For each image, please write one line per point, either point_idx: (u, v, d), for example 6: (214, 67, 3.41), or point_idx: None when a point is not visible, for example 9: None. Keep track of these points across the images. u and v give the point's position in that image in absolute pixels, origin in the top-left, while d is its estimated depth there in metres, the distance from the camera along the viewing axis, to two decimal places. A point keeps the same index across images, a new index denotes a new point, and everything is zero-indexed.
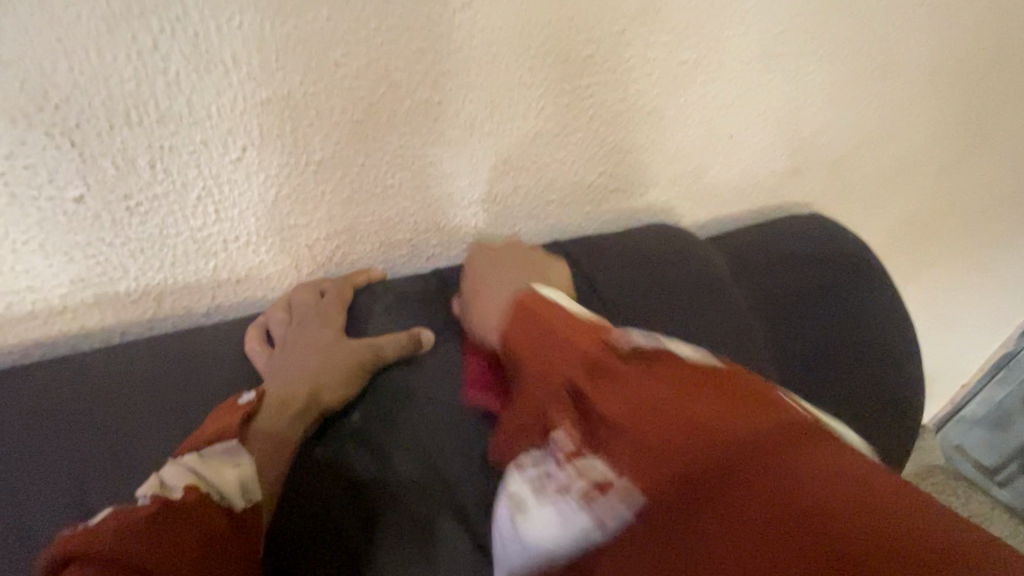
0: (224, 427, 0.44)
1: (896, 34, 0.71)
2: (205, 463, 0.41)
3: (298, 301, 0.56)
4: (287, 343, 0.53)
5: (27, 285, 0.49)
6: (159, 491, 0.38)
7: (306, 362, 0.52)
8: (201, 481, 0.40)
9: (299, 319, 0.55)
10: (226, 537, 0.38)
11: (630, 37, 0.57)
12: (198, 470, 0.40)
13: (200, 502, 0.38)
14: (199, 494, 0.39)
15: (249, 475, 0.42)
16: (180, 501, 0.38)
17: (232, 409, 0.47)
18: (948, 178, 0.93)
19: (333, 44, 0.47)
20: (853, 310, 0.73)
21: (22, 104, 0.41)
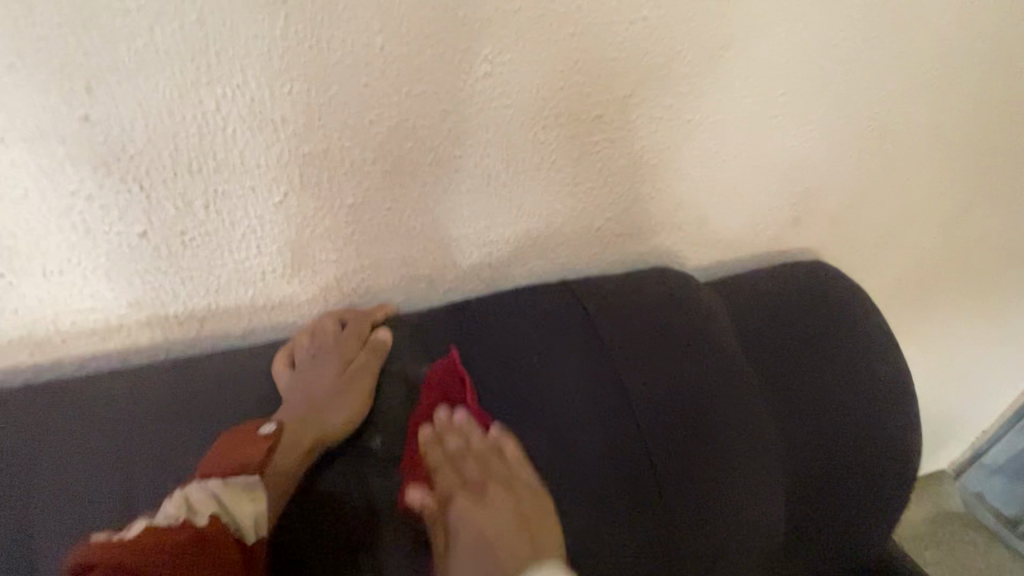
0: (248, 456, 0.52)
1: (896, 97, 0.75)
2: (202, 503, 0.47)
3: (321, 330, 0.63)
4: (305, 367, 0.61)
5: (92, 305, 0.56)
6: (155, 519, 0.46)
7: (313, 385, 0.60)
8: (223, 513, 0.48)
9: (318, 347, 0.62)
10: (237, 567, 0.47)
11: (637, 100, 0.62)
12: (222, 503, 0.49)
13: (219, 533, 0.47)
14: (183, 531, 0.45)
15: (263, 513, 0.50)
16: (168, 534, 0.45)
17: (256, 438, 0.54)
18: (956, 229, 0.95)
19: (368, 107, 0.53)
20: (853, 360, 0.75)
21: (103, 155, 0.48)
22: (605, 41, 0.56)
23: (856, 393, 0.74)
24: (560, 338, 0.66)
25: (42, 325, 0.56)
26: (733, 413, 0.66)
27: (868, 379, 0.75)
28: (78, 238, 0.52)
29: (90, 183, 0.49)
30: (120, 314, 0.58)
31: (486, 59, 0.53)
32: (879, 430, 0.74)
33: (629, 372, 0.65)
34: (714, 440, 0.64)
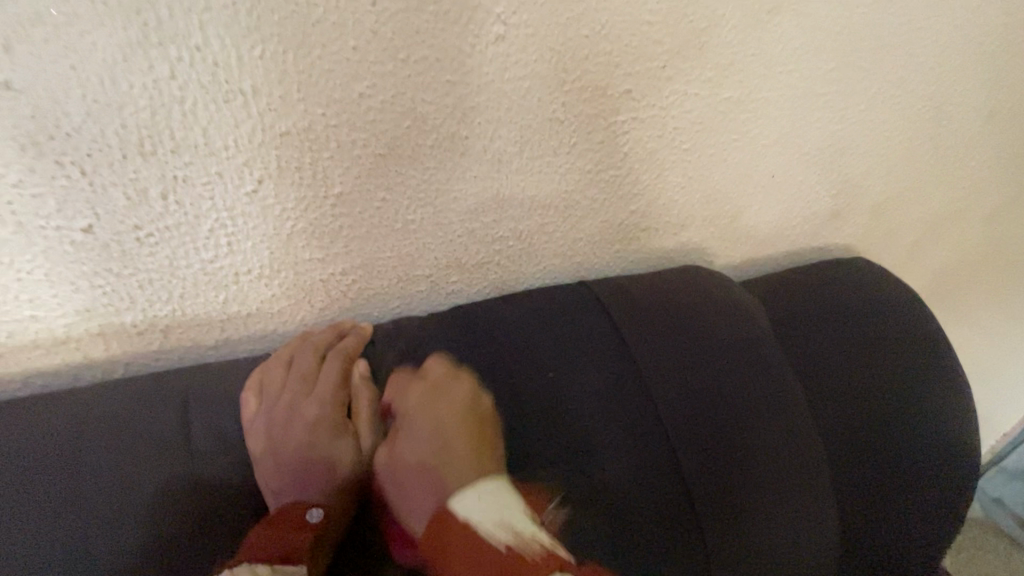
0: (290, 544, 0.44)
1: (952, 75, 0.67)
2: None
3: (297, 360, 0.53)
4: (281, 406, 0.51)
5: (31, 315, 0.47)
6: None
7: (299, 435, 0.51)
8: None
9: (294, 382, 0.52)
10: None
11: (670, 73, 0.53)
12: None
13: None
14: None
15: None
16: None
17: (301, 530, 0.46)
18: (1001, 221, 0.87)
19: (358, 76, 0.44)
20: (909, 369, 0.67)
21: (32, 132, 0.39)
22: (637, 2, 0.48)
23: (913, 407, 0.66)
24: (582, 347, 0.57)
25: None
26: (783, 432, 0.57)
27: (925, 390, 0.67)
28: (8, 234, 0.43)
29: (18, 167, 0.40)
30: (66, 324, 0.49)
31: (499, 20, 0.45)
32: (937, 445, 0.66)
33: (662, 386, 0.56)
34: (762, 464, 0.55)
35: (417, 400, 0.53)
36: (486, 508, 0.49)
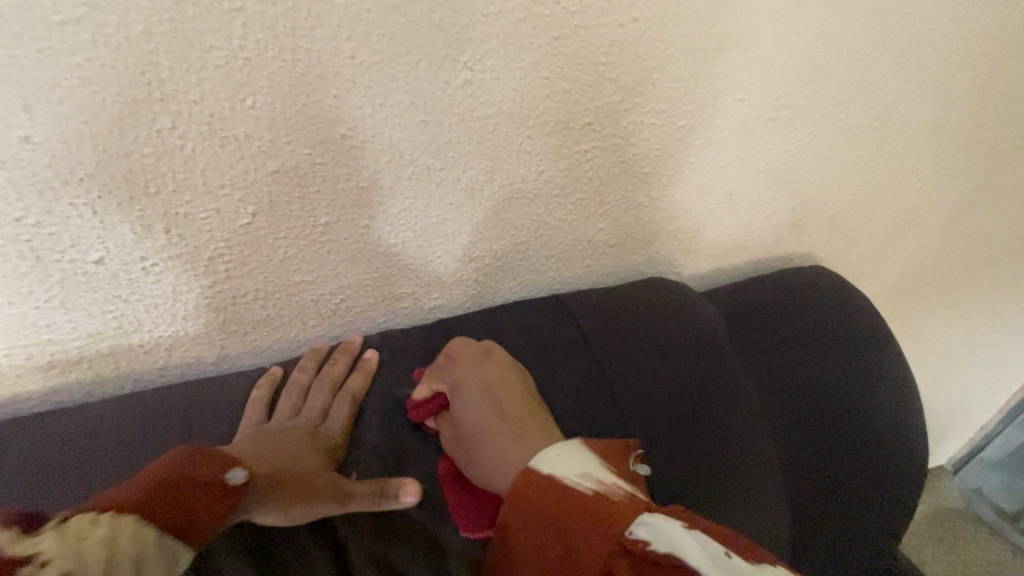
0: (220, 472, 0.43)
1: (896, 96, 0.72)
2: (91, 521, 0.35)
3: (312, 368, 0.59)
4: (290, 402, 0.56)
5: (47, 338, 0.52)
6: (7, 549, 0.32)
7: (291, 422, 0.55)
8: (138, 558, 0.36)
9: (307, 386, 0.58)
10: None
11: (628, 105, 0.58)
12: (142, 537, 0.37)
13: None
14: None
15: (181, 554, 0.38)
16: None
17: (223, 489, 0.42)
18: (957, 226, 0.93)
19: (340, 120, 0.49)
20: (861, 369, 0.72)
21: (49, 179, 0.44)
22: (593, 45, 0.53)
23: (864, 405, 0.71)
24: (552, 357, 0.62)
25: None
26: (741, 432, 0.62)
27: (876, 388, 0.72)
28: (28, 269, 0.47)
29: (37, 210, 0.45)
30: (79, 345, 0.54)
31: (467, 66, 0.50)
32: (887, 440, 0.71)
33: (626, 391, 0.61)
34: (722, 463, 0.60)
35: (492, 374, 0.55)
36: (568, 467, 0.49)
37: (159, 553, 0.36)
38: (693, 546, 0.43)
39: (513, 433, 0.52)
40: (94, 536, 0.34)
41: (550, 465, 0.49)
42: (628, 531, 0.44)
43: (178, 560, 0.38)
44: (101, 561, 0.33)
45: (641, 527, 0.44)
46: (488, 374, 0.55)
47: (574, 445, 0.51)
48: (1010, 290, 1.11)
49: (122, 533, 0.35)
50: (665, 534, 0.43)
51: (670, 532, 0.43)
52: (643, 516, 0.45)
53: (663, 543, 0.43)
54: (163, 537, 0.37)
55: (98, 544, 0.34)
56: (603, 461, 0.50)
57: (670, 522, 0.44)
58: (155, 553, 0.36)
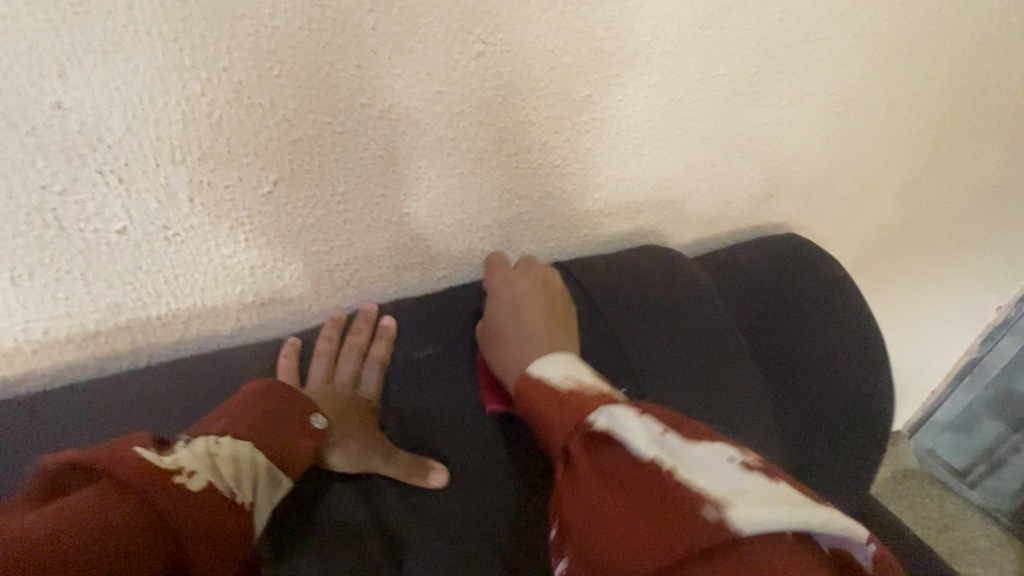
0: (303, 414, 0.49)
1: (855, 75, 0.79)
2: (216, 442, 0.43)
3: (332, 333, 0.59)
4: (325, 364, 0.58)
5: (66, 311, 0.52)
6: (161, 457, 0.39)
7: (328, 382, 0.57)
8: (247, 480, 0.43)
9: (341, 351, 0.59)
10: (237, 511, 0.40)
11: (623, 79, 0.63)
12: (253, 456, 0.45)
13: (218, 507, 0.39)
14: (216, 495, 0.39)
15: (280, 482, 0.46)
16: (202, 492, 0.38)
17: (307, 432, 0.49)
18: (909, 197, 1.02)
19: (361, 90, 0.51)
20: (836, 324, 0.79)
21: (78, 145, 0.44)
22: (592, 21, 0.57)
23: (838, 356, 0.78)
24: None
25: (8, 335, 0.51)
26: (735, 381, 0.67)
27: (849, 341, 0.79)
28: (50, 238, 0.48)
29: (64, 177, 0.45)
30: (97, 319, 0.54)
31: (479, 38, 0.53)
32: (860, 388, 0.78)
33: (631, 347, 0.65)
34: (720, 410, 0.65)
35: (539, 287, 0.62)
36: (552, 368, 0.53)
37: (267, 476, 0.45)
38: (699, 454, 0.41)
39: (535, 327, 0.58)
40: (222, 455, 0.43)
41: (542, 365, 0.53)
42: (584, 419, 0.45)
43: (281, 485, 0.46)
44: (231, 472, 0.42)
45: (598, 413, 0.45)
46: (521, 284, 0.62)
47: (566, 356, 0.54)
48: (955, 257, 1.22)
49: (241, 454, 0.44)
50: (660, 439, 0.42)
51: (661, 436, 0.42)
52: (602, 406, 0.45)
53: (663, 453, 0.41)
54: (271, 462, 0.46)
55: (227, 458, 0.43)
56: (591, 374, 0.52)
57: (639, 417, 0.43)
58: (265, 474, 0.45)
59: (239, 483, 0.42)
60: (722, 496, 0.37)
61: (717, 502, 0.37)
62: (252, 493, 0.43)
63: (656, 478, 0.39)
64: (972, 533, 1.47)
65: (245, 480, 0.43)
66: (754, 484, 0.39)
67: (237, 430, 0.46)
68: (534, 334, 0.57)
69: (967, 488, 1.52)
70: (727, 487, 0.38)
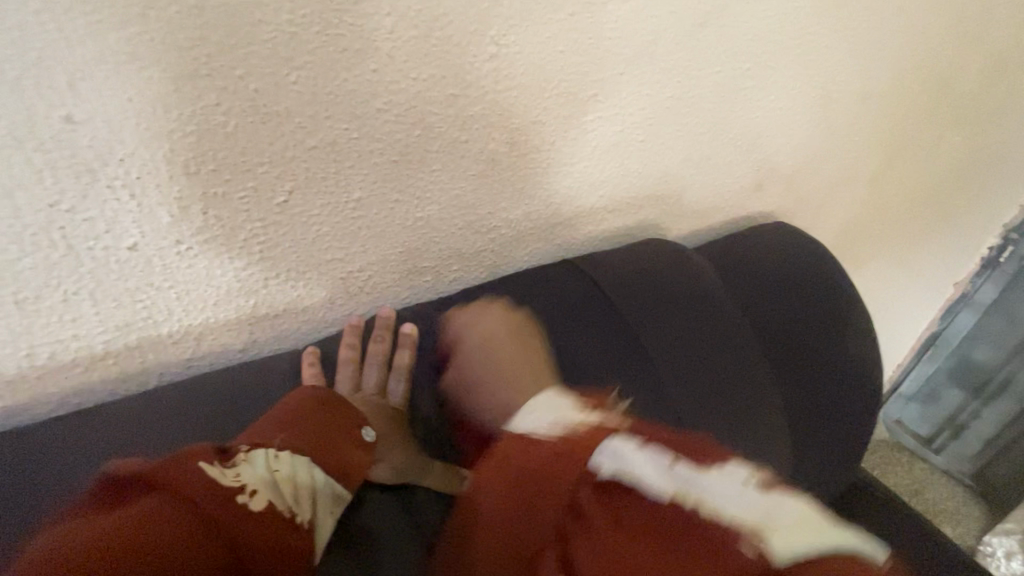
0: (350, 427, 0.52)
1: (836, 68, 0.83)
2: (276, 457, 0.46)
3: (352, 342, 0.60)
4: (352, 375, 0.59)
5: (73, 334, 0.50)
6: (222, 475, 0.42)
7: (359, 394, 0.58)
8: (302, 495, 0.46)
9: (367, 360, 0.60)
10: (288, 528, 0.43)
11: (627, 77, 0.64)
12: (312, 471, 0.47)
13: (273, 522, 0.42)
14: (273, 514, 0.43)
15: (339, 494, 0.49)
16: (259, 513, 0.42)
17: (358, 444, 0.52)
18: (881, 183, 1.08)
19: (377, 94, 0.51)
20: (829, 307, 0.82)
21: (89, 160, 0.42)
22: (599, 20, 0.58)
23: (834, 337, 0.81)
24: (575, 314, 0.66)
25: (11, 362, 0.48)
26: (744, 366, 0.70)
27: (842, 321, 0.83)
28: (58, 257, 0.45)
29: (73, 193, 0.43)
30: (105, 340, 0.52)
31: (492, 41, 0.53)
32: (853, 366, 0.82)
33: (647, 338, 0.66)
34: (732, 395, 0.68)
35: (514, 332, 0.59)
36: (541, 413, 0.51)
37: (326, 490, 0.48)
38: (714, 481, 0.43)
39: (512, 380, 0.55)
40: (282, 472, 0.46)
41: (523, 416, 0.51)
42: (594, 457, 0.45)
43: (340, 500, 0.49)
44: (290, 490, 0.45)
45: (602, 456, 0.45)
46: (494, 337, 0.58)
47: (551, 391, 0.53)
48: (920, 238, 1.29)
49: (299, 466, 0.47)
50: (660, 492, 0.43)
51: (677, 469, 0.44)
52: (604, 443, 0.46)
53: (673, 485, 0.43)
54: (329, 476, 0.48)
55: (287, 475, 0.46)
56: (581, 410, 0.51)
57: (647, 454, 0.45)
58: (324, 489, 0.48)
59: (297, 500, 0.45)
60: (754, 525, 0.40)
61: (753, 534, 0.39)
62: (309, 510, 0.46)
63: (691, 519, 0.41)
64: (942, 497, 1.56)
65: (302, 497, 0.46)
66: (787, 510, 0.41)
67: (294, 442, 0.48)
68: (511, 380, 0.55)
69: (933, 455, 1.61)
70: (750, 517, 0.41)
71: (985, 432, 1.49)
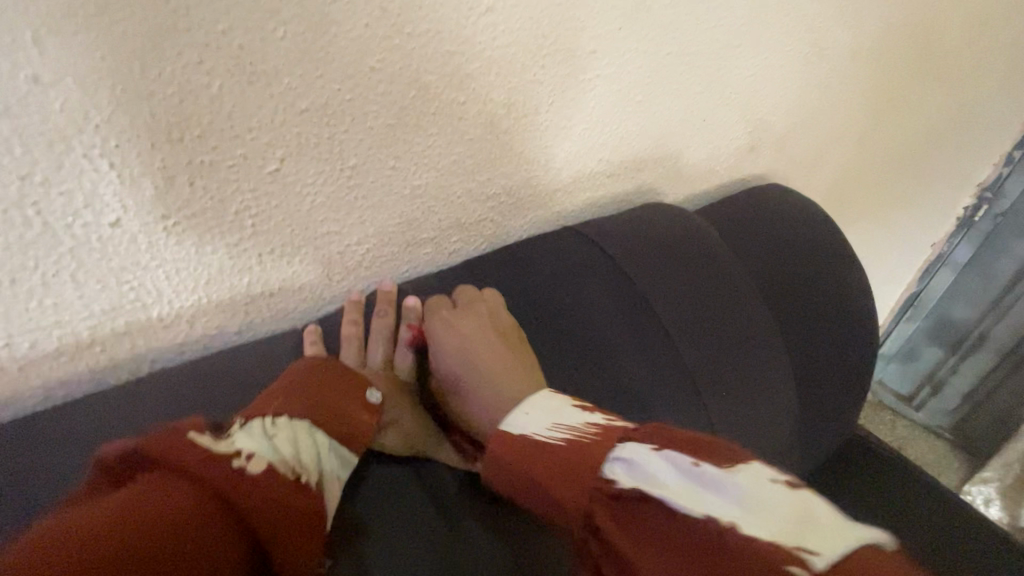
0: (355, 391, 0.50)
1: (828, 23, 0.82)
2: (272, 423, 0.43)
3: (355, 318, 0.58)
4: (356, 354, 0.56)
5: (55, 320, 0.46)
6: (215, 443, 0.38)
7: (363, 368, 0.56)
8: (306, 457, 0.43)
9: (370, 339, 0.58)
10: (297, 490, 0.40)
11: (625, 34, 0.62)
12: (313, 431, 0.45)
13: (279, 481, 0.39)
14: (278, 477, 0.39)
15: (342, 459, 0.46)
16: (262, 474, 0.38)
17: (364, 407, 0.50)
18: (867, 142, 1.09)
19: (370, 51, 0.48)
20: (826, 265, 0.83)
21: (62, 126, 0.39)
22: None
23: (831, 292, 0.82)
24: (581, 281, 0.65)
25: None
26: (749, 324, 0.70)
27: (837, 278, 0.83)
28: (33, 235, 0.42)
29: (45, 164, 0.40)
30: (91, 326, 0.48)
31: None
32: (851, 323, 0.83)
33: (654, 300, 0.65)
34: (739, 355, 0.68)
35: (478, 326, 0.57)
36: (537, 420, 0.48)
37: (330, 454, 0.45)
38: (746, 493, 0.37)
39: (503, 375, 0.55)
40: (281, 436, 0.43)
41: (518, 421, 0.49)
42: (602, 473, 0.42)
43: (345, 464, 0.46)
44: (293, 452, 0.42)
45: (613, 463, 0.42)
46: (458, 322, 0.58)
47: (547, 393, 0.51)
48: (903, 198, 1.31)
49: (300, 428, 0.44)
50: (693, 472, 0.39)
51: (695, 474, 0.39)
52: (614, 452, 0.43)
53: (688, 492, 0.38)
54: (331, 440, 0.46)
55: (286, 439, 0.43)
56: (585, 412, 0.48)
57: (660, 454, 0.41)
58: (328, 452, 0.45)
59: (301, 463, 0.42)
60: (794, 544, 0.34)
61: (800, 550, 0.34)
62: (317, 471, 0.43)
63: (710, 536, 0.36)
64: (926, 452, 1.62)
65: (306, 459, 0.43)
66: (829, 516, 0.36)
67: (294, 408, 0.46)
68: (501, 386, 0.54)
69: (914, 412, 1.67)
70: (785, 528, 0.35)
71: (963, 387, 1.53)
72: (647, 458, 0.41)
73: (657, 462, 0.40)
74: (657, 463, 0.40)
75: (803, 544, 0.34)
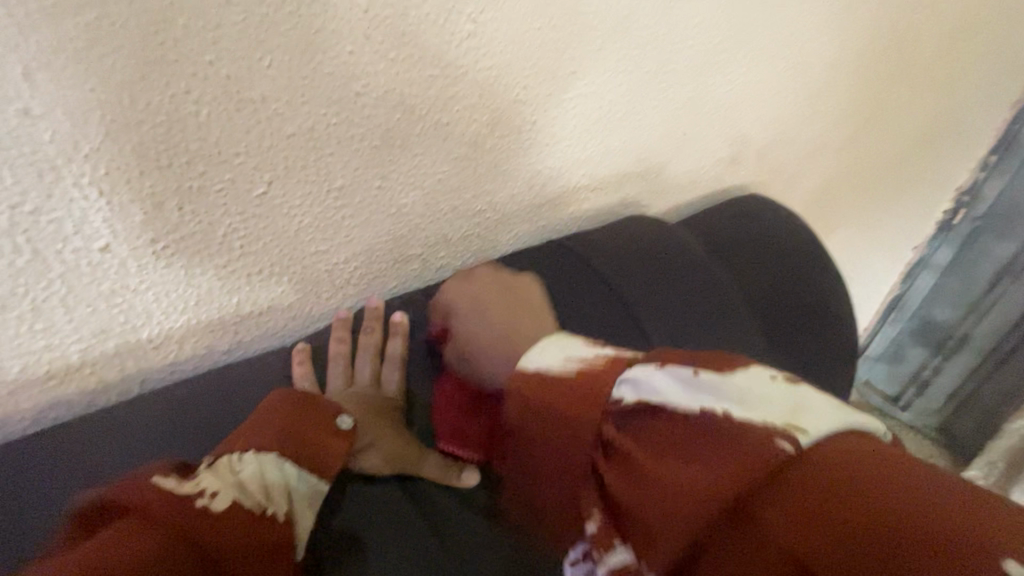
0: (324, 419, 0.49)
1: (803, 39, 0.85)
2: (239, 458, 0.44)
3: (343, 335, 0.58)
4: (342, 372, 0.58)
5: (45, 344, 0.47)
6: (179, 484, 0.39)
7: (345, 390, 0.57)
8: (272, 490, 0.43)
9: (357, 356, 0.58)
10: (260, 525, 0.41)
11: (605, 53, 0.64)
12: (280, 463, 0.45)
13: (242, 519, 0.40)
14: (240, 513, 0.40)
15: (313, 488, 0.46)
16: (222, 513, 0.39)
17: (335, 434, 0.49)
18: (846, 151, 1.12)
19: (354, 77, 0.49)
20: (807, 273, 0.85)
21: (51, 156, 0.40)
22: None
23: (812, 298, 0.84)
24: (566, 293, 0.66)
25: None
26: (730, 333, 0.71)
27: (818, 285, 0.85)
28: (23, 262, 0.42)
29: (35, 193, 0.41)
30: (81, 349, 0.49)
31: (469, 18, 0.53)
32: (831, 330, 0.86)
33: (639, 311, 0.67)
34: None
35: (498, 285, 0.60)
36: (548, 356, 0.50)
37: (300, 483, 0.46)
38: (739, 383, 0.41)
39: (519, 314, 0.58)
40: (246, 472, 0.43)
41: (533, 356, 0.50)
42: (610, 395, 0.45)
43: (317, 492, 0.47)
44: (259, 487, 0.43)
45: (623, 385, 0.45)
46: (470, 297, 0.60)
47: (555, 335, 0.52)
48: (883, 204, 1.34)
49: (266, 461, 0.44)
50: (695, 381, 0.42)
51: (695, 381, 0.42)
52: (622, 376, 0.45)
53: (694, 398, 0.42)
54: (301, 469, 0.46)
55: (253, 473, 0.43)
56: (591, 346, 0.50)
57: (664, 369, 0.43)
58: (297, 483, 0.45)
59: (268, 495, 0.43)
60: (784, 424, 0.38)
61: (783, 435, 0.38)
62: (284, 502, 0.44)
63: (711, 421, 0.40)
64: (912, 451, 1.65)
65: (273, 492, 0.43)
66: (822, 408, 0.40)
67: (262, 440, 0.45)
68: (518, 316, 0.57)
69: (900, 412, 1.70)
70: (779, 412, 0.39)
71: (947, 386, 1.57)
72: (659, 382, 0.43)
73: (664, 380, 0.43)
74: (663, 382, 0.43)
75: (797, 426, 0.38)
